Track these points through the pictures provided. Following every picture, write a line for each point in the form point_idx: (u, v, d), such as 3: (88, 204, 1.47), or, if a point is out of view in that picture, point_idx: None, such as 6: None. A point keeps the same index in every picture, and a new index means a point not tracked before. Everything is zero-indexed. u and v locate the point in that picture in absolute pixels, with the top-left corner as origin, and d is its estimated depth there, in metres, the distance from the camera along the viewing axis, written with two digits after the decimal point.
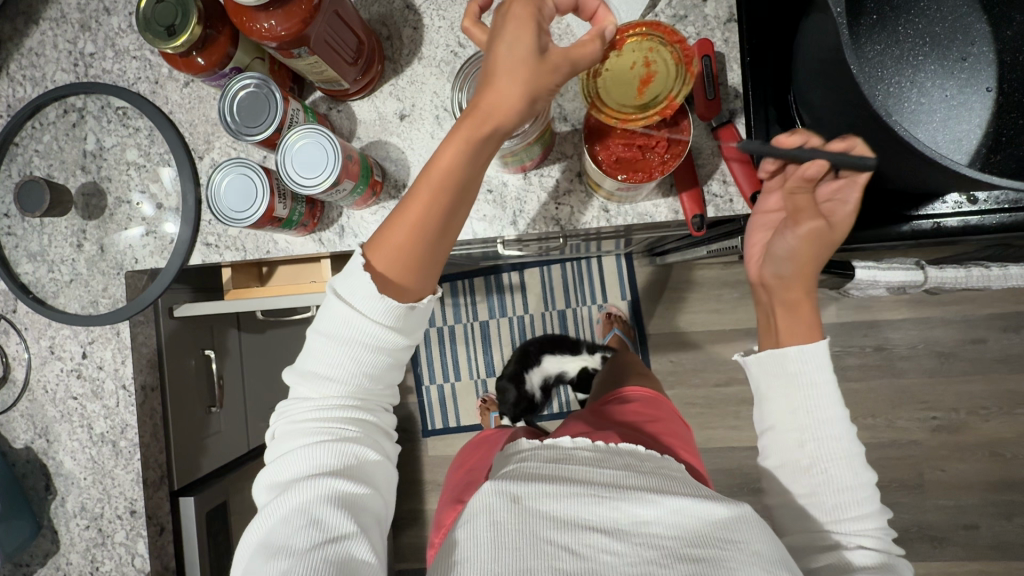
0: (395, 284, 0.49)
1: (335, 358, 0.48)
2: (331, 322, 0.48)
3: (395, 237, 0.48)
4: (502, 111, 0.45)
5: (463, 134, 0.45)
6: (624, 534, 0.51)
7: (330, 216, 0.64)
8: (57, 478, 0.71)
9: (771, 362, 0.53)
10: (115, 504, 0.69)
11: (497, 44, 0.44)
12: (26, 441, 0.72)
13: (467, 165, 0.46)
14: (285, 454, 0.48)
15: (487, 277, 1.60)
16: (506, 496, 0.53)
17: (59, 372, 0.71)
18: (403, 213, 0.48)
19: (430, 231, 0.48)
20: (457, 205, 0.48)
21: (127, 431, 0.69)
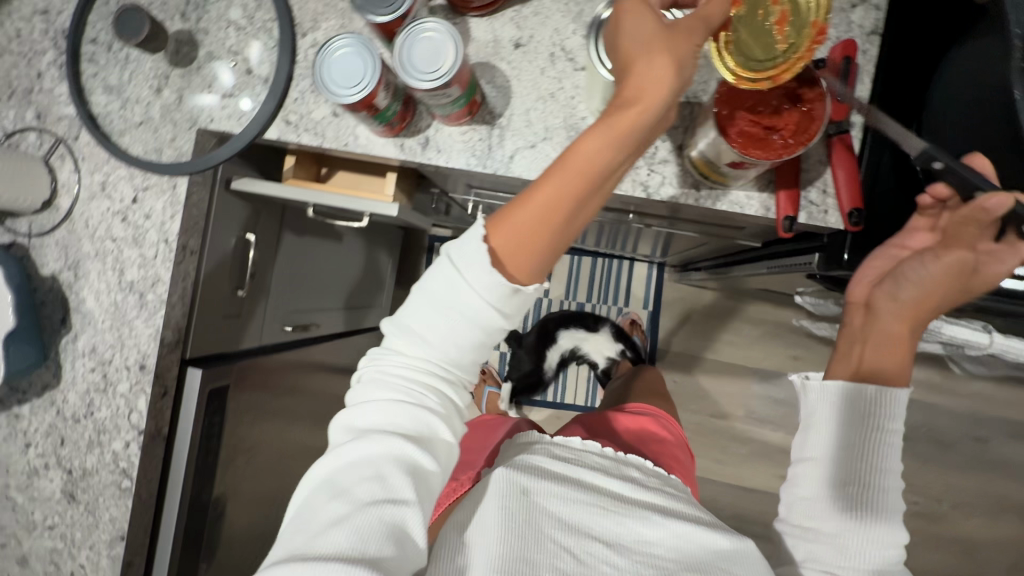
0: (517, 268, 0.45)
1: (437, 328, 0.47)
2: (438, 285, 0.46)
3: (519, 224, 0.44)
4: (653, 87, 0.41)
5: (611, 121, 0.42)
6: (623, 547, 0.52)
7: (418, 124, 0.63)
8: (75, 315, 0.70)
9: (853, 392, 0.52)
10: (126, 354, 0.69)
11: (622, 34, 0.43)
12: (54, 270, 0.70)
13: (613, 146, 0.42)
14: (362, 402, 0.49)
15: None
16: (515, 485, 0.54)
17: (104, 210, 0.69)
18: (533, 196, 0.44)
19: (561, 219, 0.44)
20: (597, 193, 0.44)
21: (158, 285, 0.68)
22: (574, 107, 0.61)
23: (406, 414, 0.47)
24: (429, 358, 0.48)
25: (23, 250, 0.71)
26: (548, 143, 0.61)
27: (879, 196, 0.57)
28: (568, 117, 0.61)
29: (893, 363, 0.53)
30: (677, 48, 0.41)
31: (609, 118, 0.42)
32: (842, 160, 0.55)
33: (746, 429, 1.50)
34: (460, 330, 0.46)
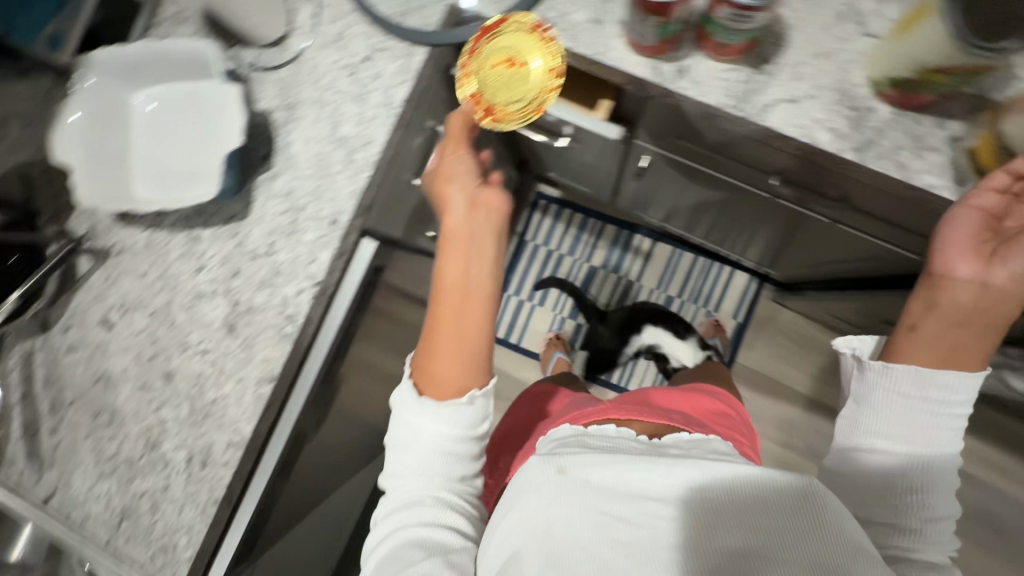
0: (436, 383, 0.59)
1: (409, 426, 0.59)
2: (410, 426, 0.59)
3: (444, 342, 0.59)
4: (454, 258, 0.60)
5: (455, 253, 0.61)
6: (675, 504, 0.49)
7: (679, 52, 0.62)
8: (278, 155, 0.70)
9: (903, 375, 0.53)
10: (322, 206, 0.69)
11: (443, 190, 0.64)
12: (268, 107, 0.70)
13: (469, 269, 0.60)
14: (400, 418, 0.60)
15: (622, 230, 1.59)
16: (553, 466, 0.52)
17: (334, 61, 0.69)
18: (433, 322, 0.60)
19: (461, 310, 0.60)
20: (476, 313, 0.60)
21: (370, 147, 0.68)
22: (849, 72, 0.59)
23: (427, 471, 0.58)
24: (444, 436, 0.58)
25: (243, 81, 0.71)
26: (812, 101, 0.60)
27: None
28: (840, 81, 0.59)
29: (965, 351, 0.53)
30: (450, 151, 0.66)
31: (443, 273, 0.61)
32: None
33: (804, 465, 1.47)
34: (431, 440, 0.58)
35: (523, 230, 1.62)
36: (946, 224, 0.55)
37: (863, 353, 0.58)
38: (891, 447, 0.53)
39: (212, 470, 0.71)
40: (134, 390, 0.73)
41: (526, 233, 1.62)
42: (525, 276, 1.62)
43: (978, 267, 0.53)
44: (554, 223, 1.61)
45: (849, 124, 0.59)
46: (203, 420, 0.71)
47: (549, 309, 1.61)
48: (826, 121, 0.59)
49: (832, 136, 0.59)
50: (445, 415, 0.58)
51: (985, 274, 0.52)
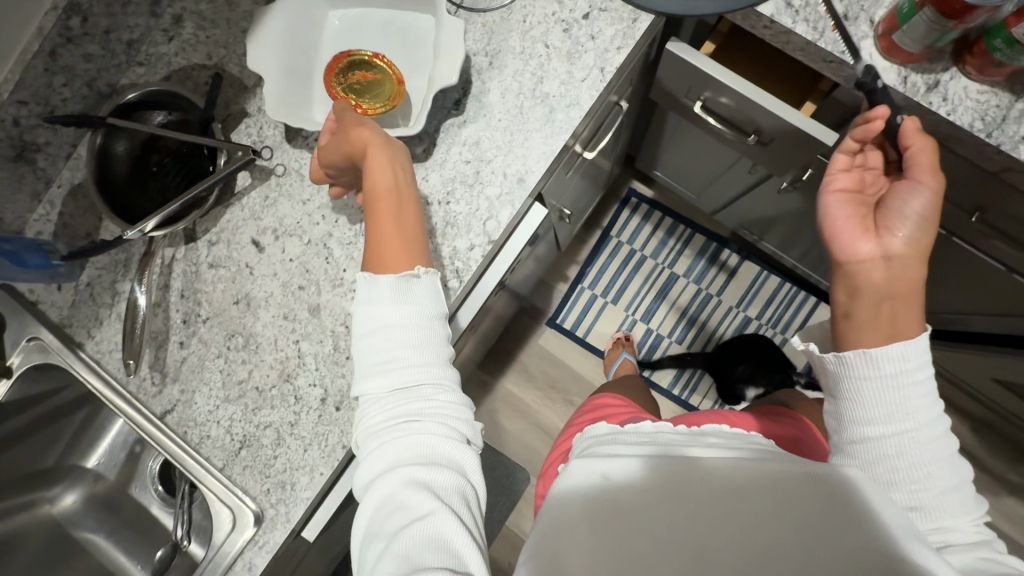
0: (383, 259, 0.56)
1: (387, 357, 0.52)
2: (371, 333, 0.53)
3: (386, 227, 0.56)
4: (385, 183, 0.56)
5: (375, 163, 0.56)
6: (714, 503, 0.46)
7: (934, 65, 0.59)
8: (471, 101, 0.67)
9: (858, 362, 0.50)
10: (510, 161, 0.66)
11: (344, 137, 0.58)
12: (469, 49, 0.67)
13: (393, 183, 0.57)
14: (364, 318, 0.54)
15: (711, 243, 1.57)
16: (582, 468, 0.51)
17: (549, 13, 0.66)
18: (375, 232, 0.57)
19: (396, 210, 0.57)
20: (411, 215, 0.57)
21: (573, 109, 0.65)
22: None
23: (421, 379, 0.53)
24: (420, 398, 0.52)
25: None
26: None
27: None
28: None
29: (906, 314, 0.50)
30: (337, 112, 0.60)
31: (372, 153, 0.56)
32: None
33: None
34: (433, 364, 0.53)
35: (610, 225, 1.59)
36: (826, 216, 0.56)
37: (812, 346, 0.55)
38: (874, 432, 0.50)
39: (346, 414, 0.68)
40: (275, 318, 0.70)
41: (611, 228, 1.60)
42: (603, 271, 1.59)
43: (875, 242, 0.52)
44: (642, 223, 1.59)
45: None
46: (345, 360, 0.68)
47: (622, 309, 1.58)
48: None
49: None
50: (391, 286, 0.54)
51: (884, 247, 0.51)
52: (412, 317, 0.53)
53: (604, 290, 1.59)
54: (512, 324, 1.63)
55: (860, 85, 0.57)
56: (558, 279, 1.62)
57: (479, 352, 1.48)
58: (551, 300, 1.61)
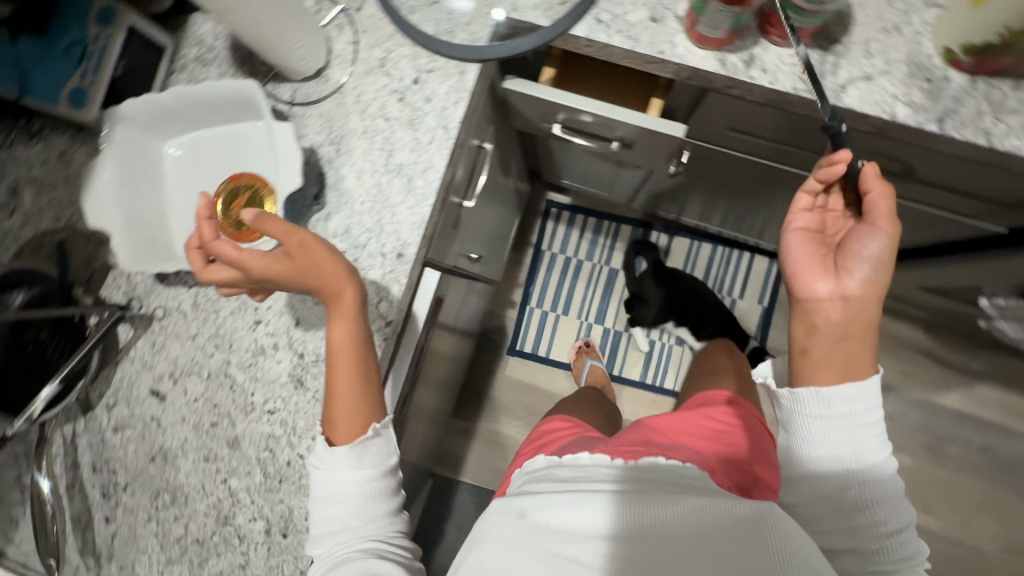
0: (344, 420, 0.58)
1: (336, 518, 0.56)
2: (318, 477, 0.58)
3: (343, 388, 0.58)
4: (343, 333, 0.58)
5: (342, 319, 0.57)
6: (630, 537, 0.48)
7: (745, 41, 0.61)
8: (331, 192, 0.66)
9: (816, 402, 0.55)
10: (383, 240, 0.65)
11: (293, 285, 0.55)
12: (314, 143, 0.66)
13: (350, 335, 0.58)
14: (320, 474, 0.58)
15: (637, 229, 1.58)
16: (512, 514, 0.54)
17: (380, 87, 0.66)
18: (337, 377, 0.58)
19: (359, 364, 0.58)
20: (369, 368, 0.59)
21: (429, 173, 0.65)
22: (920, 44, 0.59)
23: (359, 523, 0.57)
24: (364, 528, 0.57)
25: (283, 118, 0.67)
26: (887, 77, 0.59)
27: None
28: (912, 53, 0.59)
29: (853, 364, 0.55)
30: (279, 227, 0.52)
31: (341, 304, 0.57)
32: None
33: None
34: (374, 502, 0.58)
35: (538, 240, 1.60)
36: (786, 250, 0.59)
37: (773, 381, 0.61)
38: (826, 457, 0.55)
39: (295, 538, 0.65)
40: (196, 463, 0.67)
41: (541, 243, 1.60)
42: (546, 286, 1.60)
43: (832, 283, 0.55)
44: (568, 230, 1.60)
45: (927, 96, 0.58)
46: (279, 485, 0.65)
47: (575, 316, 1.59)
48: (904, 95, 0.59)
49: (911, 110, 0.58)
50: (349, 452, 0.57)
51: (840, 287, 0.55)
52: (363, 472, 0.57)
53: (552, 304, 1.60)
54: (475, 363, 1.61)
55: (824, 128, 0.54)
56: (506, 306, 1.61)
57: (449, 403, 1.46)
58: (506, 329, 1.61)
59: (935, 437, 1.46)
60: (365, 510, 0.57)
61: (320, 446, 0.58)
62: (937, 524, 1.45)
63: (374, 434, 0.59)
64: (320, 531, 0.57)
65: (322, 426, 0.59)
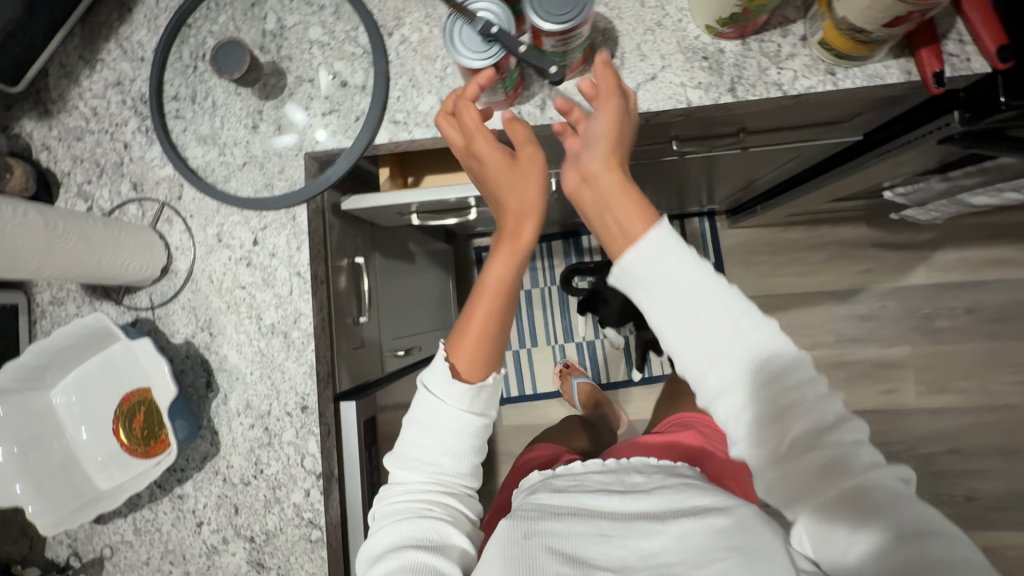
0: (467, 370, 0.53)
1: (435, 449, 0.54)
2: (422, 413, 0.54)
3: (482, 325, 0.52)
4: (501, 269, 0.52)
5: (506, 253, 0.51)
6: (630, 570, 0.41)
7: (532, 88, 0.62)
8: (219, 375, 0.66)
9: (627, 282, 0.44)
10: (284, 400, 0.65)
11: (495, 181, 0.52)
12: (187, 335, 0.67)
13: (513, 283, 0.52)
14: (429, 398, 0.54)
15: (567, 240, 1.57)
16: (517, 529, 0.44)
17: (226, 261, 0.67)
18: (467, 317, 0.53)
19: (504, 305, 0.53)
20: (508, 315, 0.53)
21: (301, 320, 0.65)
22: (685, 29, 0.60)
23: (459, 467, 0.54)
24: (450, 472, 0.54)
25: (150, 324, 0.68)
26: (668, 70, 0.60)
27: None
28: (681, 40, 0.60)
29: (635, 207, 0.44)
30: (476, 121, 0.52)
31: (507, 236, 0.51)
32: (973, 6, 0.56)
33: (840, 352, 1.48)
34: (459, 440, 0.54)
35: None
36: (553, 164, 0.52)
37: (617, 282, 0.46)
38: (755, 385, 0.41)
39: None
40: None
41: None
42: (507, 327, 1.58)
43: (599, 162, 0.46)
44: None
45: (710, 73, 0.60)
46: None
47: (546, 344, 1.57)
48: (690, 80, 0.60)
49: (701, 90, 0.60)
50: (462, 395, 0.53)
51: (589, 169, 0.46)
52: (462, 412, 0.53)
53: (520, 341, 1.58)
54: None
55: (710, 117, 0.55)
56: None
57: None
58: None
59: (921, 317, 1.46)
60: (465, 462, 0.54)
61: (444, 376, 0.53)
62: (957, 397, 1.44)
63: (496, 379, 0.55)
64: (411, 468, 0.54)
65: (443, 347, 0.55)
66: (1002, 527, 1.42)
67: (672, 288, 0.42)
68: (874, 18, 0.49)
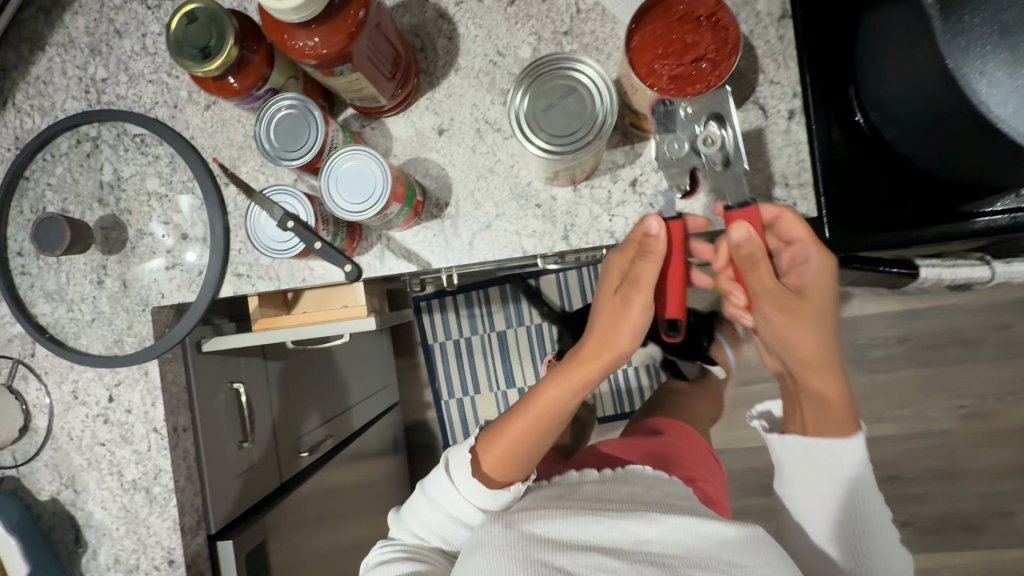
0: (497, 475, 0.57)
1: (435, 519, 0.58)
2: (435, 486, 0.58)
3: (519, 428, 0.57)
4: (557, 390, 0.57)
5: (568, 377, 0.58)
6: (624, 552, 0.48)
7: (369, 239, 0.61)
8: (87, 530, 0.67)
9: (802, 456, 0.64)
10: (151, 554, 0.66)
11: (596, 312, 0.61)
12: (52, 492, 0.67)
13: (569, 399, 0.58)
14: (445, 481, 0.57)
15: (503, 286, 1.54)
16: (501, 523, 0.52)
17: (83, 418, 0.67)
18: (513, 429, 0.57)
19: (546, 427, 0.57)
20: (552, 430, 0.58)
21: (161, 476, 0.66)
22: (517, 174, 0.59)
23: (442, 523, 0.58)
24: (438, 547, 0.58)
25: (16, 481, 0.68)
26: (502, 218, 0.59)
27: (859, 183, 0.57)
28: (514, 187, 0.59)
29: (839, 418, 0.62)
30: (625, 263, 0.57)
31: (576, 370, 0.58)
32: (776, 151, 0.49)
33: None
34: (459, 527, 0.57)
35: (422, 336, 1.58)
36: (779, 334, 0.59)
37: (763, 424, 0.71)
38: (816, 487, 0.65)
39: None
40: None
41: (426, 338, 1.58)
42: (449, 375, 1.58)
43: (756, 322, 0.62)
44: (444, 316, 1.57)
45: (543, 221, 0.59)
46: None
47: (488, 390, 1.57)
48: (523, 229, 0.59)
49: (536, 239, 0.59)
50: (490, 493, 0.56)
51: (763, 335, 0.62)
52: (471, 504, 0.56)
53: (463, 389, 1.58)
54: (421, 471, 1.62)
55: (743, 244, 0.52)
56: (423, 408, 1.62)
57: None
58: (433, 428, 1.61)
59: (855, 348, 1.42)
60: (442, 523, 0.58)
61: (467, 467, 0.57)
62: (894, 426, 1.42)
63: (520, 487, 0.57)
64: (412, 532, 0.59)
65: (472, 441, 0.58)
66: (941, 548, 1.43)
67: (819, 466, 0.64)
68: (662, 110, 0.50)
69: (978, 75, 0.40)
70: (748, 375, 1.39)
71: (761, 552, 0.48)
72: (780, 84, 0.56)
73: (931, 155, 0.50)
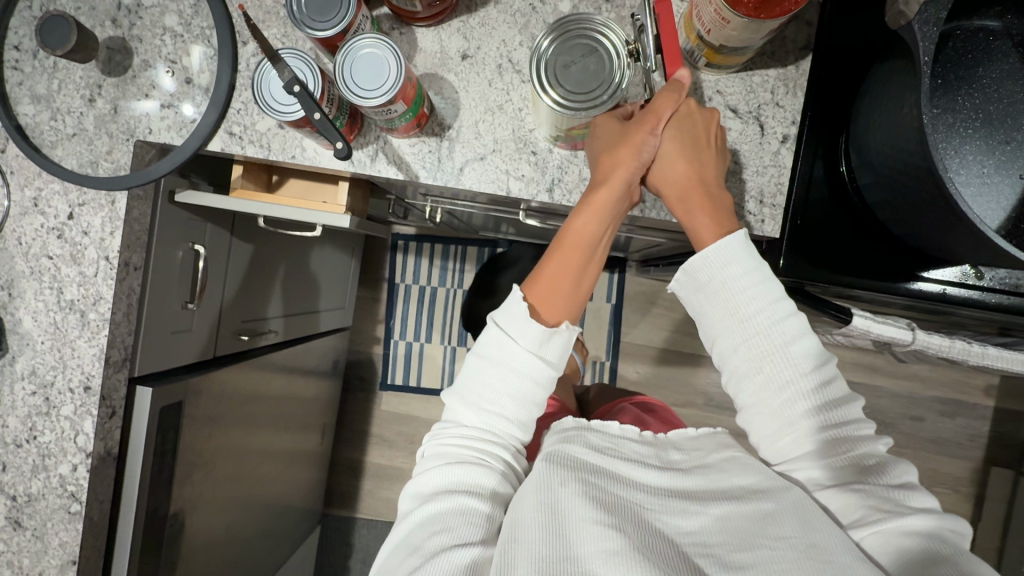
0: (545, 306, 0.54)
1: (496, 387, 0.52)
2: (489, 348, 0.53)
3: (555, 266, 0.54)
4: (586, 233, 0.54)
5: (591, 213, 0.54)
6: (665, 538, 0.42)
7: (366, 136, 0.62)
8: (12, 336, 0.67)
9: (708, 277, 0.52)
10: (69, 376, 0.67)
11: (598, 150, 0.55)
12: None
13: (597, 235, 0.54)
14: (499, 334, 0.53)
15: (483, 248, 1.56)
16: (555, 476, 0.46)
17: (38, 227, 0.67)
18: (548, 265, 0.54)
19: (582, 260, 0.55)
20: (589, 271, 0.55)
21: (99, 304, 0.67)
22: (523, 118, 0.61)
23: (496, 400, 0.52)
24: (507, 417, 0.52)
25: None
26: (497, 154, 0.62)
27: (820, 221, 0.61)
28: (516, 129, 0.61)
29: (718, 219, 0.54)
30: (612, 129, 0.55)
31: (598, 194, 0.54)
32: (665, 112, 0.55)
33: None
34: (524, 385, 0.52)
35: (391, 274, 1.59)
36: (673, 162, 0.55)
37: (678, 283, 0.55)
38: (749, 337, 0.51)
39: None
40: None
41: (394, 276, 1.59)
42: (405, 318, 1.59)
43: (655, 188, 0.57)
44: (417, 260, 1.59)
45: (534, 167, 0.61)
46: None
47: (437, 342, 1.59)
48: (514, 170, 0.61)
49: (522, 182, 0.61)
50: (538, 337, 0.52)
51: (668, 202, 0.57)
52: (530, 354, 0.52)
53: (415, 334, 1.60)
54: (351, 401, 1.63)
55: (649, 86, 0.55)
56: (371, 342, 1.62)
57: (326, 453, 1.48)
58: (376, 363, 1.62)
59: None
60: (506, 398, 0.52)
61: (522, 315, 0.52)
62: None
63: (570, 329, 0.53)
64: (470, 407, 0.53)
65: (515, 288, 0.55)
66: None
67: (725, 289, 0.52)
68: (735, 30, 0.50)
69: (955, 150, 0.53)
70: (682, 397, 1.45)
71: (808, 528, 0.41)
72: (783, 107, 0.60)
73: (892, 207, 0.55)
